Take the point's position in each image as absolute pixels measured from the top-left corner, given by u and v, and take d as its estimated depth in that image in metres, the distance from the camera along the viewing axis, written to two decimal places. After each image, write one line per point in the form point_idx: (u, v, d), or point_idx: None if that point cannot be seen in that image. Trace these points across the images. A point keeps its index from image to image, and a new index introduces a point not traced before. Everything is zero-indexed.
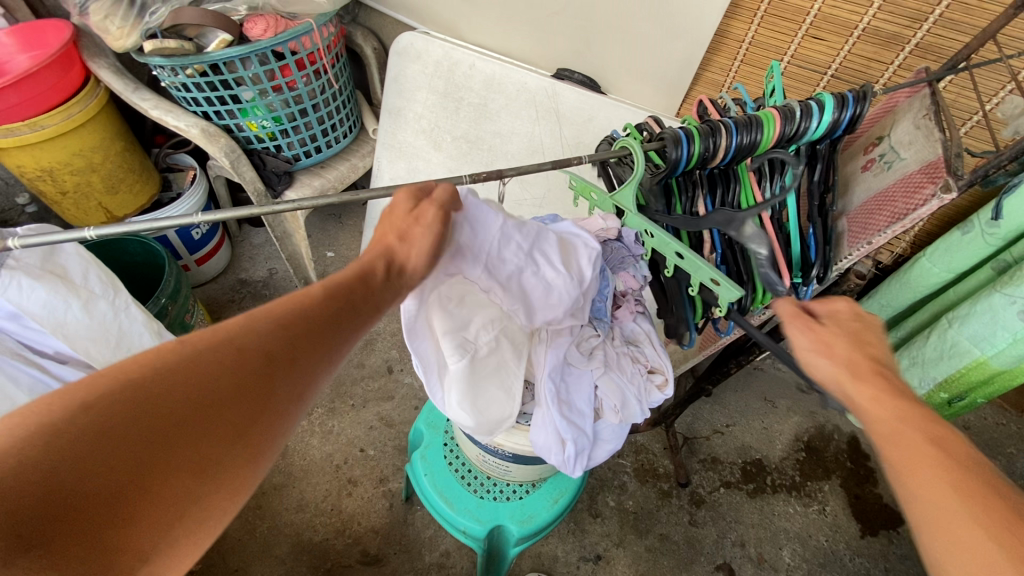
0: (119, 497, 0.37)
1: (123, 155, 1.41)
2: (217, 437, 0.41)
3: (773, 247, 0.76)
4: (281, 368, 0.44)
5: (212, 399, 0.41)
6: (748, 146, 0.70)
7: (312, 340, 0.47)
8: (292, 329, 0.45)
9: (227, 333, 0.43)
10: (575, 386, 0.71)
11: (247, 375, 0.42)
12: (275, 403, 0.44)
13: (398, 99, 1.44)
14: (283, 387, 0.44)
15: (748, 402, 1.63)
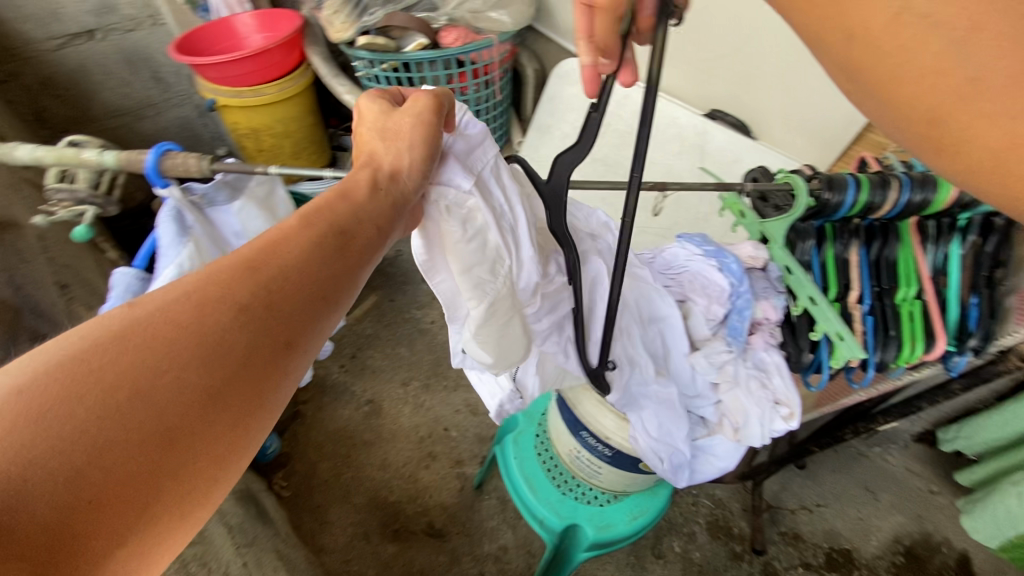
0: (79, 478, 0.32)
1: (310, 129, 1.65)
2: (218, 403, 0.38)
3: (928, 308, 0.74)
4: (289, 321, 0.43)
5: (213, 360, 0.38)
6: (918, 205, 0.70)
7: (294, 277, 0.43)
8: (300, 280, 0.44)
9: (177, 292, 0.40)
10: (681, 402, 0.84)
11: (255, 331, 0.41)
12: (281, 360, 0.42)
13: (549, 117, 1.55)
14: (283, 348, 0.42)
15: (846, 486, 1.51)
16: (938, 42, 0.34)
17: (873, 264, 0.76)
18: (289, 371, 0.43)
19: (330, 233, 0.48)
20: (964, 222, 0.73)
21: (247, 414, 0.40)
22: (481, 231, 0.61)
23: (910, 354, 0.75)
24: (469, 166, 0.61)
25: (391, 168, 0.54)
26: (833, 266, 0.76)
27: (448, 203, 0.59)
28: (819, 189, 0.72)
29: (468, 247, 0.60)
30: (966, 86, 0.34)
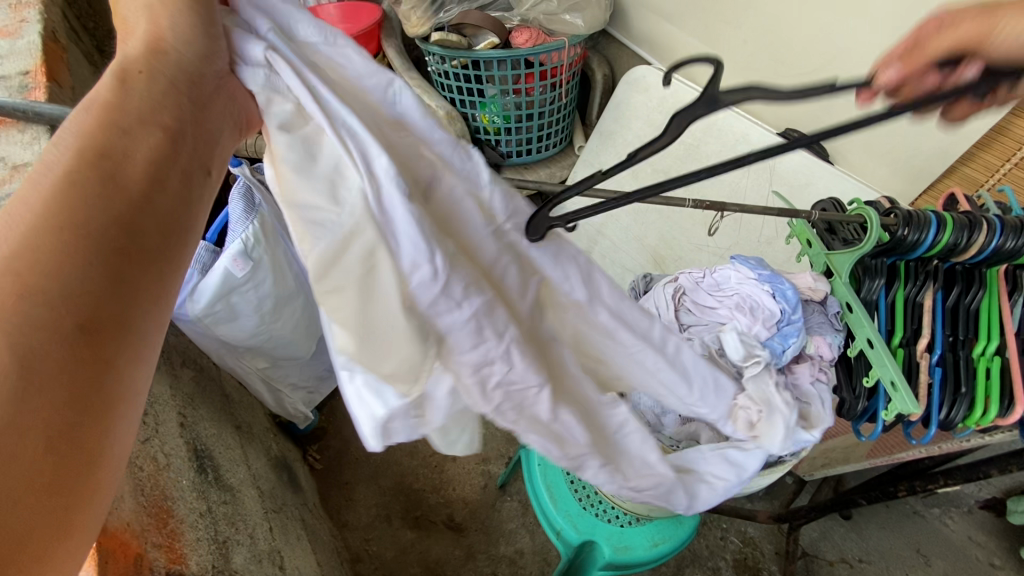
0: None
1: None
2: (54, 328, 0.35)
3: (1009, 366, 0.67)
4: (138, 191, 0.40)
5: (28, 290, 0.35)
6: (1009, 252, 0.64)
7: (98, 211, 0.38)
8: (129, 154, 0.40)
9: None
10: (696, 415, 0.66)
11: (89, 215, 0.38)
12: (147, 226, 0.40)
13: (614, 124, 1.52)
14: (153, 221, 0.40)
15: (894, 546, 1.39)
16: None
17: (948, 311, 0.70)
18: (166, 251, 0.41)
19: (120, 102, 0.41)
20: None
21: (112, 326, 0.37)
22: (288, 126, 0.40)
23: (984, 415, 0.67)
24: (276, 28, 0.43)
25: (142, 27, 0.43)
26: (902, 307, 0.70)
27: (254, 89, 0.41)
28: (897, 224, 0.66)
29: (286, 145, 0.39)
30: None
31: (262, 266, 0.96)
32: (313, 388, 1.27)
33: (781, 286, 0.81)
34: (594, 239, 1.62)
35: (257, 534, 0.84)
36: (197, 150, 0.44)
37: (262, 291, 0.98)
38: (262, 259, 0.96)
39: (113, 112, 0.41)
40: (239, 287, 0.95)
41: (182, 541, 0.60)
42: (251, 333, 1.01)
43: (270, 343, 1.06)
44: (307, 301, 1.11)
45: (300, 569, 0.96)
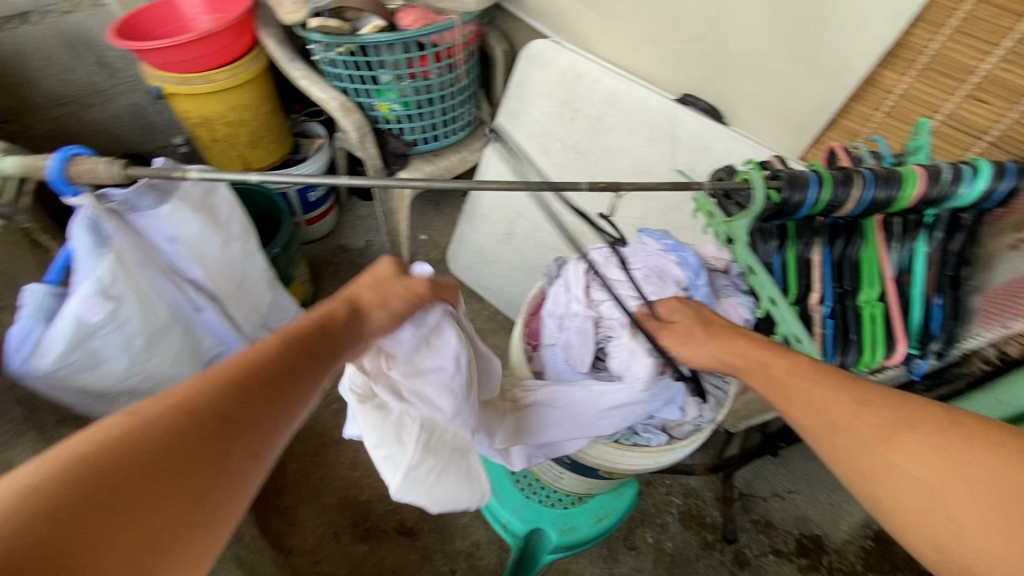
0: (160, 489, 0.42)
1: (267, 117, 1.57)
2: (235, 407, 0.50)
3: (890, 311, 0.72)
4: (203, 415, 0.47)
5: (129, 465, 0.42)
6: (882, 202, 0.67)
7: (277, 384, 0.54)
8: (194, 400, 0.48)
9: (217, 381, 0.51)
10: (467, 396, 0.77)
11: (168, 422, 0.46)
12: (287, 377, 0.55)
13: (518, 102, 1.48)
14: (219, 430, 0.48)
15: (817, 473, 1.52)
16: (951, 512, 0.47)
17: (836, 265, 0.73)
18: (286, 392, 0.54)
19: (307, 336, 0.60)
20: (931, 218, 0.71)
21: (249, 414, 0.50)
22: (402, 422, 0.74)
23: (871, 356, 0.74)
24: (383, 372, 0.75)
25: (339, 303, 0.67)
26: (794, 266, 0.73)
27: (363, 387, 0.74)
28: (780, 185, 0.68)
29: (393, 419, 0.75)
30: (952, 525, 0.47)
31: (125, 304, 0.83)
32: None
33: (686, 256, 0.85)
34: (514, 221, 1.61)
35: None
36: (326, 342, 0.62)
37: (131, 329, 0.86)
38: (123, 295, 0.83)
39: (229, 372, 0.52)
40: (100, 331, 0.82)
41: None
42: (122, 377, 0.88)
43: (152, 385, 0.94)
44: (186, 328, 0.98)
45: None
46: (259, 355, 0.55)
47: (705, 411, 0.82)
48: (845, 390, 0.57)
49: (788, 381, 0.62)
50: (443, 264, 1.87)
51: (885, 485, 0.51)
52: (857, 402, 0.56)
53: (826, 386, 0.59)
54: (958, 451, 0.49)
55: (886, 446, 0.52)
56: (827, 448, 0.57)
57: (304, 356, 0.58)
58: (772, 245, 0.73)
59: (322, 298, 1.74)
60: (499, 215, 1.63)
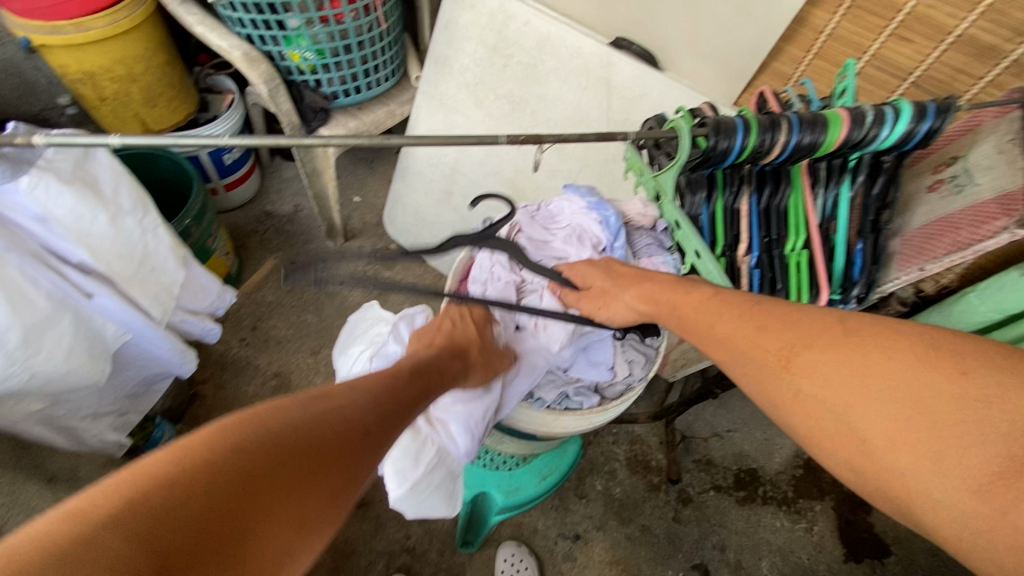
0: (254, 504, 0.41)
1: (163, 69, 1.40)
2: (335, 442, 0.51)
3: (814, 258, 0.73)
4: (336, 427, 0.52)
5: (245, 470, 0.42)
6: (807, 147, 0.66)
7: (376, 429, 0.57)
8: (331, 416, 0.53)
9: (330, 409, 0.53)
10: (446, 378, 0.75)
11: (313, 429, 0.50)
12: (386, 429, 0.58)
13: (446, 48, 1.38)
14: (350, 444, 0.52)
15: (753, 411, 1.60)
16: (854, 427, 0.48)
17: (763, 214, 0.72)
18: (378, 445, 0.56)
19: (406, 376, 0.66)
20: (854, 162, 0.71)
21: (349, 454, 0.51)
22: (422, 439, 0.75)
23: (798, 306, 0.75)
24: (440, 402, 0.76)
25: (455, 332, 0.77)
26: (722, 218, 0.72)
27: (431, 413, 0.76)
28: (706, 133, 0.65)
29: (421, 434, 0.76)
30: (858, 440, 0.47)
31: None
32: (124, 408, 1.09)
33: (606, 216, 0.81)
34: (450, 178, 1.53)
35: None
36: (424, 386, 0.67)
37: None
38: None
39: (349, 396, 0.57)
40: None
41: None
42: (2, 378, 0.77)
43: (45, 383, 0.84)
44: (77, 316, 0.87)
45: None
46: (377, 386, 0.61)
47: (635, 369, 0.82)
48: (752, 319, 0.57)
49: (696, 317, 0.62)
50: (381, 227, 1.78)
51: (794, 408, 0.52)
52: (757, 326, 0.56)
53: (737, 319, 0.58)
54: (853, 360, 0.49)
55: (790, 370, 0.53)
56: (745, 381, 0.57)
57: (400, 407, 0.62)
58: (699, 197, 0.71)
59: (250, 270, 1.63)
60: (434, 172, 1.54)
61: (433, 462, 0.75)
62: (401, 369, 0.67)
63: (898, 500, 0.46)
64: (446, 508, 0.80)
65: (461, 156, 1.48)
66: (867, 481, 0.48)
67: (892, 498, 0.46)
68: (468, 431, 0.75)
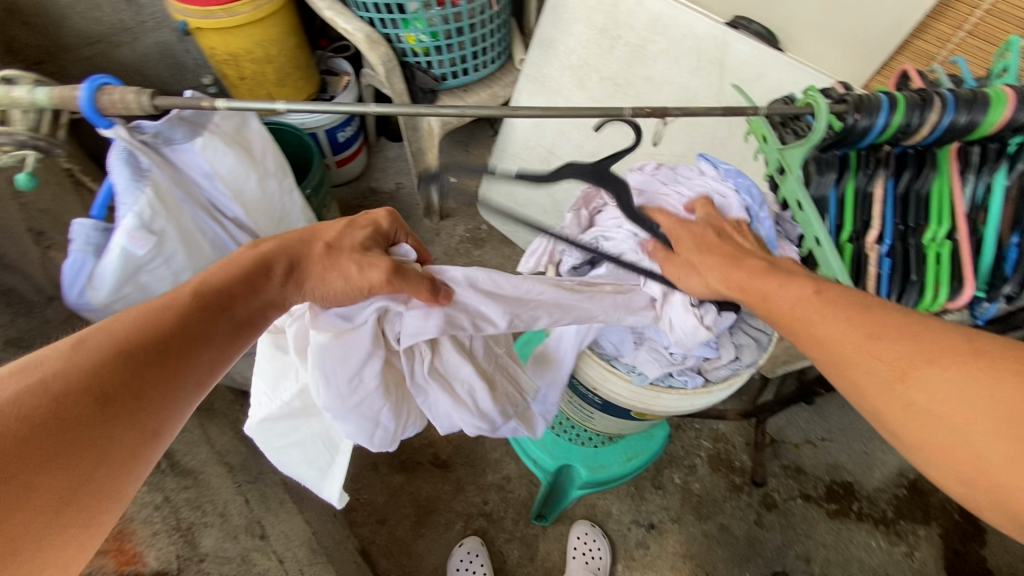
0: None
1: (293, 51, 1.53)
2: (105, 391, 0.45)
3: (958, 250, 0.66)
4: (84, 387, 0.44)
5: None
6: (961, 129, 0.60)
7: (168, 363, 0.50)
8: (77, 375, 0.45)
9: (97, 355, 0.46)
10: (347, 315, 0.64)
11: (29, 408, 0.41)
12: (183, 361, 0.52)
13: (553, 30, 1.39)
14: (98, 408, 0.45)
15: (852, 422, 1.49)
16: (973, 442, 0.44)
17: (899, 199, 0.68)
18: (181, 378, 0.51)
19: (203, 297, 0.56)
20: (1015, 147, 0.64)
21: (130, 398, 0.47)
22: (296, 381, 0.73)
23: (932, 301, 0.69)
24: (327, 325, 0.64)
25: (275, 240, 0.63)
26: (852, 201, 0.68)
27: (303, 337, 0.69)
28: (845, 110, 0.61)
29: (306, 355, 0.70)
30: (985, 464, 0.44)
31: (168, 240, 0.85)
32: None
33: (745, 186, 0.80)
34: (546, 162, 1.55)
35: (231, 510, 0.84)
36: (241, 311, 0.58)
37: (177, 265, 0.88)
38: (166, 230, 0.84)
39: (102, 342, 0.47)
40: (147, 265, 0.84)
41: (135, 540, 0.66)
42: None
43: None
44: None
45: (290, 531, 0.97)
46: (152, 318, 0.51)
47: (744, 354, 0.79)
48: (863, 323, 0.50)
49: (795, 314, 0.55)
50: (474, 208, 1.84)
51: (902, 417, 0.48)
52: (869, 333, 0.50)
53: (840, 315, 0.52)
54: (979, 375, 0.45)
55: (903, 383, 0.48)
56: (844, 384, 0.52)
57: (205, 330, 0.54)
58: (828, 178, 0.67)
59: None
60: (531, 155, 1.57)
61: (294, 412, 0.75)
62: (194, 287, 0.56)
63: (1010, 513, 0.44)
64: (315, 480, 0.79)
65: (559, 139, 1.49)
66: (979, 493, 0.45)
67: (1001, 509, 0.45)
68: (325, 378, 0.65)
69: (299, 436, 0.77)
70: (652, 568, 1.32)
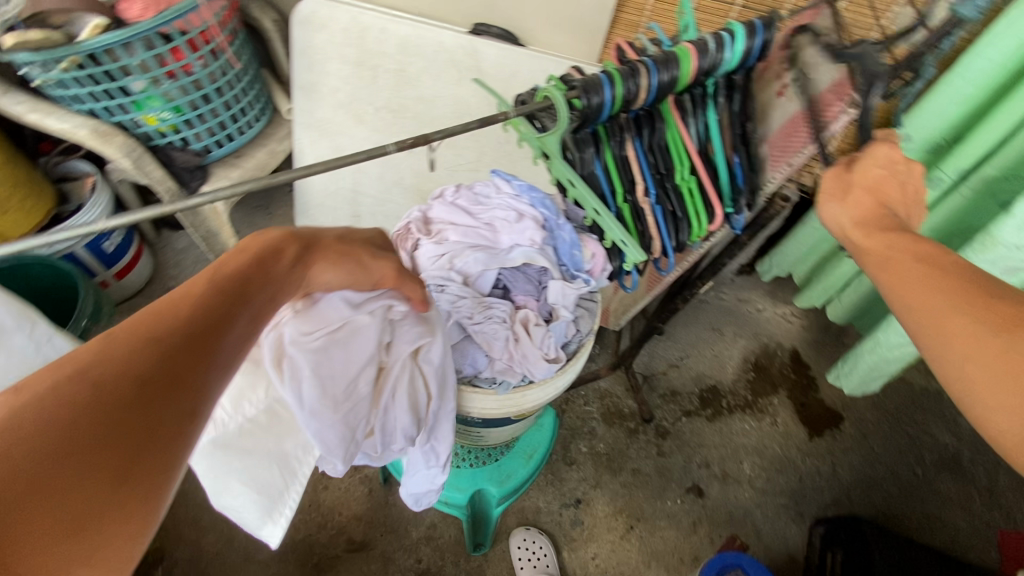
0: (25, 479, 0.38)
1: (4, 168, 1.26)
2: (129, 376, 0.45)
3: (702, 182, 0.80)
4: (108, 384, 0.44)
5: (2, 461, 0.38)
6: (668, 84, 0.71)
7: (193, 349, 0.50)
8: (111, 365, 0.45)
9: (120, 346, 0.46)
10: (354, 321, 0.71)
11: (69, 395, 0.42)
12: (216, 348, 0.52)
13: (310, 74, 1.34)
14: (138, 406, 0.45)
15: (697, 334, 1.71)
16: None
17: (648, 153, 0.78)
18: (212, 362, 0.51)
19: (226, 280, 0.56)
20: (712, 87, 0.78)
21: (169, 382, 0.47)
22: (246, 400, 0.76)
23: (700, 230, 0.82)
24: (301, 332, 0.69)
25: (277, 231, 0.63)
26: (614, 166, 0.76)
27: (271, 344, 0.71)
28: (578, 94, 0.69)
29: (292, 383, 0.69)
30: None
31: None
32: None
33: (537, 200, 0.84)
34: (354, 202, 1.50)
35: None
36: (261, 297, 0.59)
37: None
38: None
39: (139, 328, 0.48)
40: None
41: None
42: None
43: None
44: None
45: None
46: (183, 304, 0.52)
47: (582, 324, 0.86)
48: (971, 288, 0.53)
49: (899, 275, 0.58)
50: None
51: (993, 372, 0.49)
52: (985, 297, 0.52)
53: (939, 281, 0.55)
54: None
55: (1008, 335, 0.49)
56: (929, 340, 0.54)
57: (227, 313, 0.54)
58: (589, 152, 0.75)
59: None
60: (335, 200, 1.51)
61: (257, 434, 0.78)
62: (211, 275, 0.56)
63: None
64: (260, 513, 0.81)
65: (358, 176, 1.45)
66: None
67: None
68: (318, 392, 0.69)
69: (258, 455, 0.79)
70: (593, 539, 1.38)
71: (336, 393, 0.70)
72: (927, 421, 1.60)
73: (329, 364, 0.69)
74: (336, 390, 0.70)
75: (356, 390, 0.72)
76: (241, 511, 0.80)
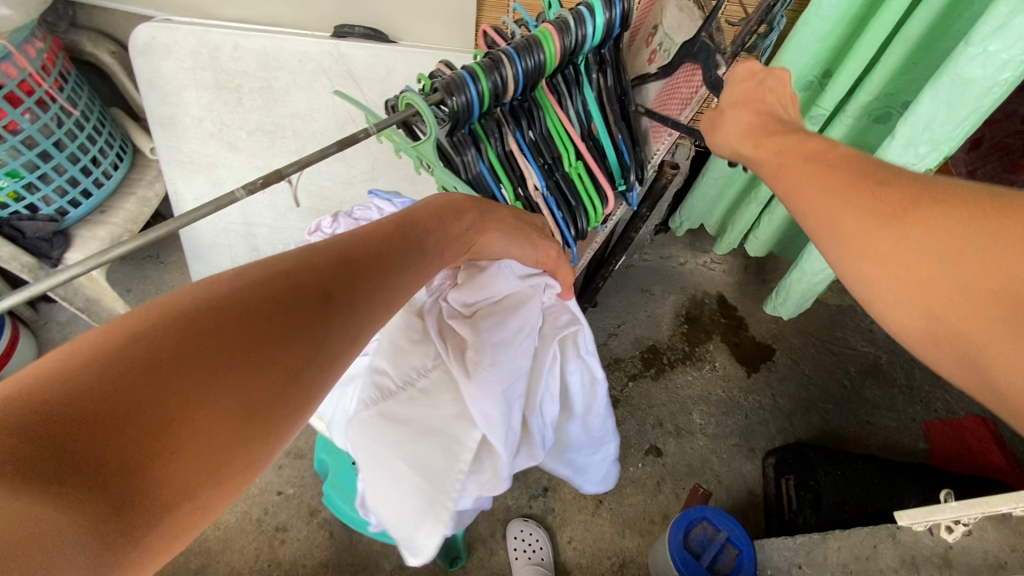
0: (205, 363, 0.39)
1: None
2: (312, 288, 0.47)
3: (589, 166, 0.78)
4: (293, 292, 0.45)
5: (179, 339, 0.38)
6: (534, 70, 0.68)
7: (362, 280, 0.52)
8: (294, 272, 0.47)
9: (300, 259, 0.48)
10: (505, 293, 0.80)
11: (253, 288, 0.43)
12: (379, 288, 0.53)
13: (165, 106, 1.20)
14: (310, 309, 0.46)
15: (629, 298, 1.74)
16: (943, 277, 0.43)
17: (530, 145, 0.75)
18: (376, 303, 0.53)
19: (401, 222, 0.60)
20: (583, 65, 0.75)
21: (339, 307, 0.49)
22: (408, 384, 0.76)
23: (595, 214, 0.81)
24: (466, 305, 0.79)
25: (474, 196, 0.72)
26: (498, 164, 0.74)
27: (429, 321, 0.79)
28: (442, 95, 0.64)
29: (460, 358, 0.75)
30: (953, 312, 0.42)
31: None
32: None
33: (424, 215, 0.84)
34: (249, 236, 1.39)
35: None
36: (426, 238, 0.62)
37: None
38: None
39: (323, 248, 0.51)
40: None
41: None
42: None
43: None
44: None
45: None
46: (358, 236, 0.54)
47: None
48: (851, 173, 0.50)
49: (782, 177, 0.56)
50: None
51: (874, 258, 0.47)
52: (872, 179, 0.49)
53: (821, 173, 0.52)
54: (957, 212, 0.43)
55: (897, 218, 0.46)
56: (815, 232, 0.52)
57: (393, 256, 0.57)
58: (469, 154, 0.72)
59: None
60: (228, 237, 1.39)
61: (407, 427, 0.74)
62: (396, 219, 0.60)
63: (976, 372, 0.42)
64: (413, 514, 0.74)
65: (246, 208, 1.34)
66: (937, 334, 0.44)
67: (969, 371, 0.43)
68: (492, 358, 0.74)
69: (415, 428, 0.74)
70: (566, 522, 1.39)
71: (514, 360, 0.76)
72: (846, 335, 1.72)
73: (506, 330, 0.77)
74: (513, 356, 0.76)
75: (517, 365, 0.76)
76: (391, 514, 0.74)
